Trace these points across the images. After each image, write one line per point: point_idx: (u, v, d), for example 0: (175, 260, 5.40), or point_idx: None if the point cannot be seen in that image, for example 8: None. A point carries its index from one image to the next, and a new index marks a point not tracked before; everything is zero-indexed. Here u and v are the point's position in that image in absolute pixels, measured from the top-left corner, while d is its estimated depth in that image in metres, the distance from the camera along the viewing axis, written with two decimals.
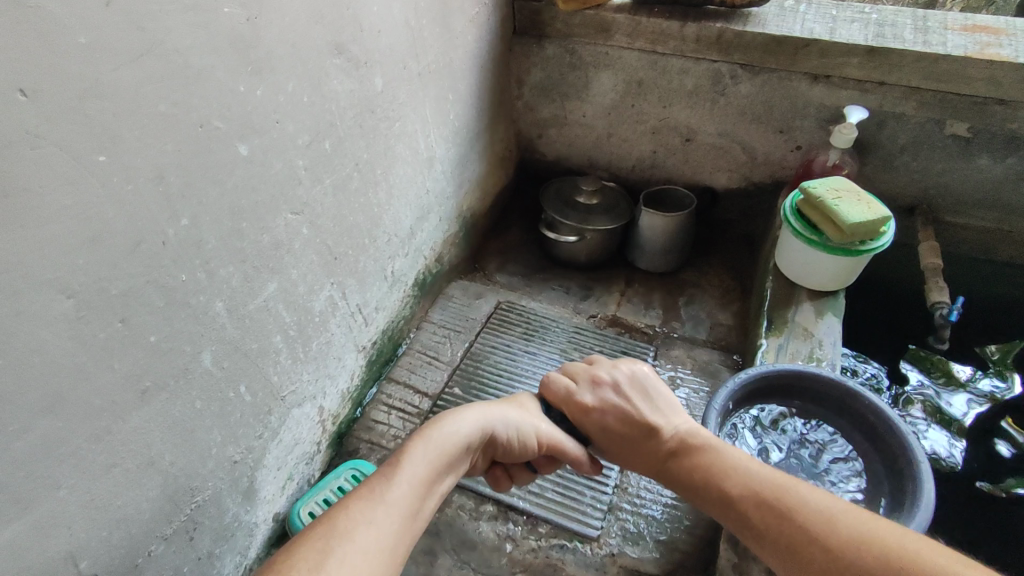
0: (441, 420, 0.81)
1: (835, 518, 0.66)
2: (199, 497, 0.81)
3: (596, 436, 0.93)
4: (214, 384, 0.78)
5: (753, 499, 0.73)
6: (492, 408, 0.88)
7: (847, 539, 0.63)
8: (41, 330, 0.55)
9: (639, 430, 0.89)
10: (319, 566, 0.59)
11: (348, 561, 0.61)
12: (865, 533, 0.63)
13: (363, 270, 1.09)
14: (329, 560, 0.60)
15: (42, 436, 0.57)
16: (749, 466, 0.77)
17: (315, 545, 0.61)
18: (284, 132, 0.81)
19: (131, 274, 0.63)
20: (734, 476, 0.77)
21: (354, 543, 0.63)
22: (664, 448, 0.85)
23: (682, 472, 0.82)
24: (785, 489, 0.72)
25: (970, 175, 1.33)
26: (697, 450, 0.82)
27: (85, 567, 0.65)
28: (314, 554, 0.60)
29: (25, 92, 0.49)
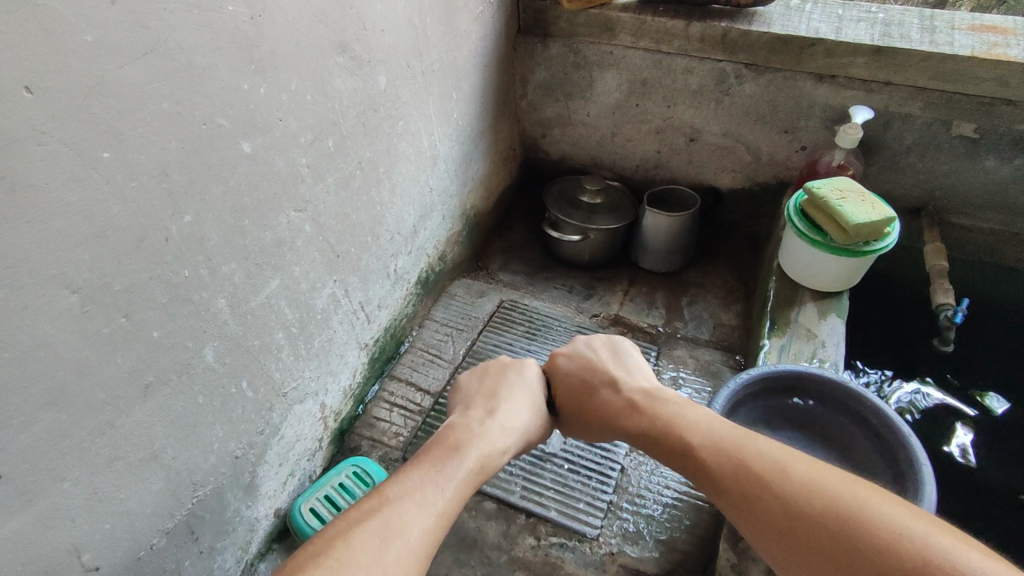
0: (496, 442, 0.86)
1: (788, 465, 0.72)
2: (202, 492, 0.82)
3: (563, 388, 1.03)
4: (216, 380, 0.79)
5: (712, 446, 0.80)
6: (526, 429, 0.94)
7: (799, 486, 0.69)
8: (45, 325, 0.56)
9: (605, 387, 0.98)
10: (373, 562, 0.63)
11: (396, 559, 0.65)
12: (814, 479, 0.69)
13: (365, 268, 1.10)
14: (389, 558, 0.64)
15: (45, 429, 0.58)
16: (711, 421, 0.84)
17: (373, 540, 0.65)
18: (288, 130, 0.81)
19: (134, 270, 0.63)
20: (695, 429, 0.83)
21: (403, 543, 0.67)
22: (626, 402, 0.93)
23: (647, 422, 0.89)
24: (745, 440, 0.78)
25: (976, 176, 1.32)
26: (660, 406, 0.90)
27: (88, 559, 0.66)
28: (372, 551, 0.64)
29: (31, 89, 0.50)
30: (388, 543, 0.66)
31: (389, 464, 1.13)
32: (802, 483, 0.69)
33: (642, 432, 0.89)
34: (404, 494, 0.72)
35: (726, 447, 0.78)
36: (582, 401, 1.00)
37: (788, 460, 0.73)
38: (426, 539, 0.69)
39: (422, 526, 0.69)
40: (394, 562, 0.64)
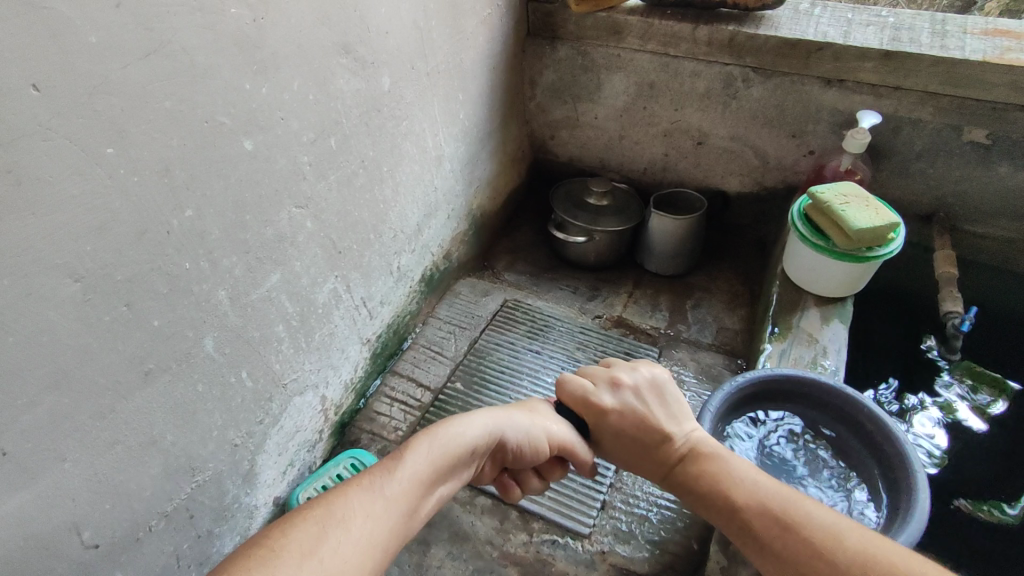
0: (451, 419, 0.75)
1: (842, 534, 0.61)
2: (200, 477, 0.84)
3: (599, 423, 0.85)
4: (216, 369, 0.82)
5: (761, 512, 0.66)
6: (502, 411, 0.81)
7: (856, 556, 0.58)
8: (49, 312, 0.59)
9: (651, 432, 0.80)
10: (312, 549, 0.54)
11: (339, 550, 0.56)
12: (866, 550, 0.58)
13: (368, 264, 1.12)
14: (323, 547, 0.55)
15: (48, 410, 0.61)
16: (762, 482, 0.70)
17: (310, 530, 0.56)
18: (289, 129, 0.84)
19: (136, 262, 0.66)
20: (740, 487, 0.70)
21: (348, 533, 0.57)
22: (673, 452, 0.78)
23: (687, 481, 0.75)
24: (795, 506, 0.65)
25: (988, 183, 1.29)
26: (702, 457, 0.76)
27: (88, 537, 0.69)
28: (308, 535, 0.55)
29: (38, 87, 0.53)
30: (326, 534, 0.56)
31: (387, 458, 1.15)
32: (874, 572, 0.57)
33: (678, 485, 0.76)
34: (349, 489, 0.62)
35: (776, 516, 0.65)
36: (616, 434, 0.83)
37: (851, 534, 0.60)
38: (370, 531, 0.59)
39: (366, 514, 0.60)
40: (331, 556, 0.54)
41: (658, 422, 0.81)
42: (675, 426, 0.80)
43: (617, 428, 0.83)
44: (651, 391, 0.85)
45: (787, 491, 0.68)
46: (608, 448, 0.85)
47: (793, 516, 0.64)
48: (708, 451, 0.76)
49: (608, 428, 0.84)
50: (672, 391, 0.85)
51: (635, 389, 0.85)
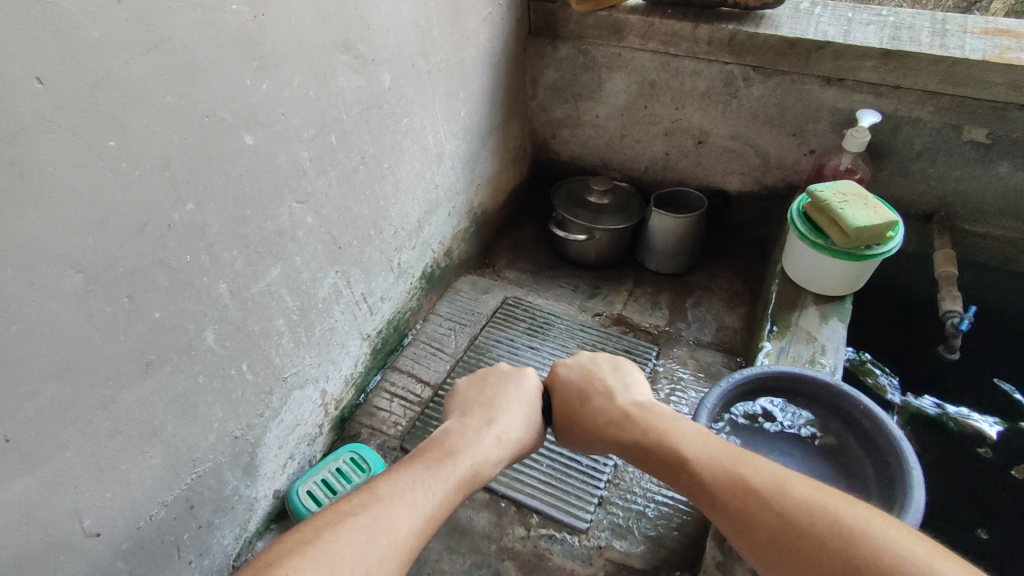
0: (477, 445, 0.87)
1: (786, 486, 0.71)
2: (200, 468, 0.85)
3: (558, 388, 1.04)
4: (216, 361, 0.83)
5: (712, 468, 0.78)
6: (514, 436, 0.93)
7: (795, 501, 0.69)
8: (52, 302, 0.60)
9: (602, 394, 0.98)
10: (363, 553, 0.65)
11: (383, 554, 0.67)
12: (808, 496, 0.69)
13: (368, 260, 1.13)
14: (372, 554, 0.66)
15: (51, 398, 0.62)
16: (711, 447, 0.81)
17: (361, 538, 0.67)
18: (289, 125, 0.85)
19: (138, 254, 0.67)
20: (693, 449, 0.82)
21: (393, 542, 0.68)
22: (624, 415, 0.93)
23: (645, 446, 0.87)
24: (743, 460, 0.77)
25: (989, 182, 1.29)
26: (655, 420, 0.90)
27: (89, 525, 0.70)
28: (361, 543, 0.66)
29: (40, 80, 0.54)
30: (373, 539, 0.67)
31: (387, 452, 1.16)
32: (804, 509, 0.68)
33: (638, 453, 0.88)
34: (394, 493, 0.73)
35: (724, 469, 0.77)
36: (569, 395, 1.01)
37: (790, 482, 0.72)
38: (411, 537, 0.70)
39: (408, 527, 0.71)
40: (377, 558, 0.66)
41: (612, 390, 0.98)
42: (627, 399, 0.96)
43: (578, 393, 1.01)
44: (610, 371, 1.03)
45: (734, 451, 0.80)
46: (564, 413, 1.01)
47: (738, 472, 0.76)
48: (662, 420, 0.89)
49: (562, 391, 1.03)
50: (626, 370, 1.03)
51: (588, 358, 1.06)
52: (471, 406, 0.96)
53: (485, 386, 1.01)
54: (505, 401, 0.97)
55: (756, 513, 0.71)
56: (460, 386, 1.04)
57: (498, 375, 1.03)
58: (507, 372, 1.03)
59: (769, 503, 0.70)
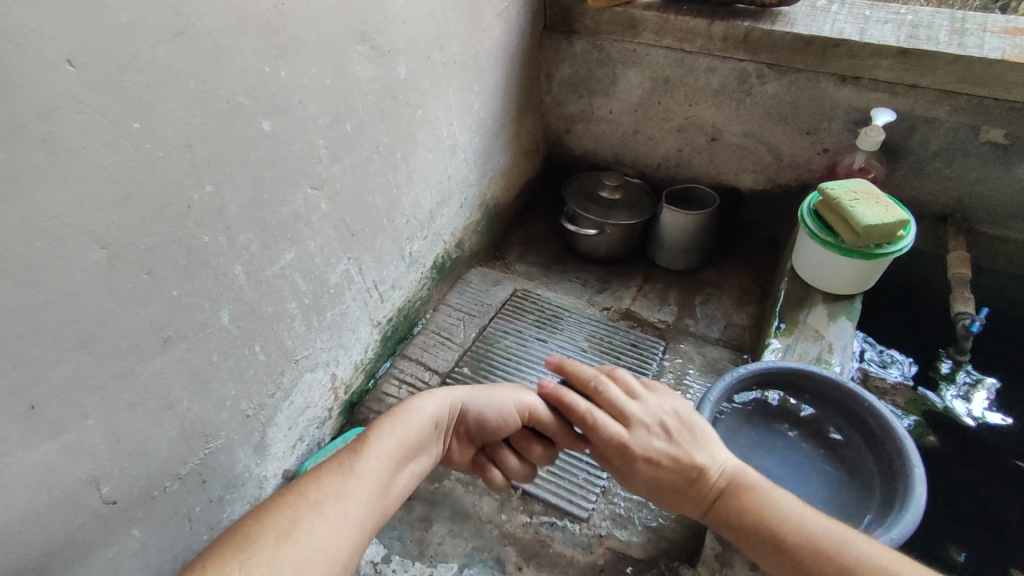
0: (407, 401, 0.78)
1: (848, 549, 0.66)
2: (213, 444, 0.88)
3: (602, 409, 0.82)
4: (231, 340, 0.86)
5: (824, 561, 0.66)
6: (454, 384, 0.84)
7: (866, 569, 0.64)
8: (77, 274, 0.62)
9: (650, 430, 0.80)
10: (288, 531, 0.60)
11: (314, 531, 0.61)
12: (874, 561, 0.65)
13: (380, 248, 1.15)
14: (298, 530, 0.61)
15: (75, 367, 0.65)
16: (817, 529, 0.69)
17: (284, 515, 0.62)
18: (306, 112, 0.87)
19: (158, 233, 0.70)
20: (798, 535, 0.69)
21: (322, 514, 0.63)
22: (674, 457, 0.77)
23: (732, 521, 0.73)
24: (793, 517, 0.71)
25: (1006, 184, 1.28)
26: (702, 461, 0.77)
27: (107, 492, 0.72)
28: (284, 521, 0.61)
29: (71, 64, 0.56)
30: (301, 513, 0.62)
31: None
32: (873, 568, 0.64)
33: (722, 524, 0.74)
34: (321, 470, 0.68)
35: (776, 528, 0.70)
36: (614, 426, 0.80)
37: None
38: (343, 508, 0.64)
39: (337, 492, 0.65)
40: (306, 537, 0.60)
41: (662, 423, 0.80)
42: (707, 458, 0.77)
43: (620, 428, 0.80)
44: (676, 423, 0.81)
45: (837, 531, 0.69)
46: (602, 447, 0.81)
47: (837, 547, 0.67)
48: (753, 485, 0.74)
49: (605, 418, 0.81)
50: (698, 421, 0.81)
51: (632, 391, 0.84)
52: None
53: None
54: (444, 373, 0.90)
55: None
56: None
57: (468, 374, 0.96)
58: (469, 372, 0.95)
59: None
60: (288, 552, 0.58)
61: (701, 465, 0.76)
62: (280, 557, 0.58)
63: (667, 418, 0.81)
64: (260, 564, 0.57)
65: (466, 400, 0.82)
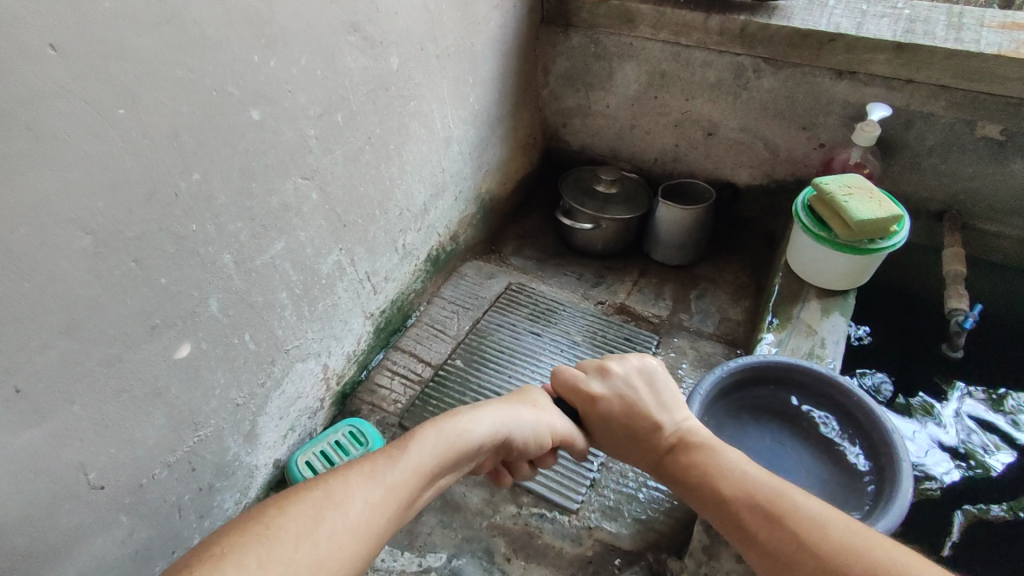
0: (457, 414, 0.75)
1: (762, 489, 0.70)
2: (202, 432, 0.89)
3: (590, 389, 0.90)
4: (220, 329, 0.86)
5: (739, 498, 0.71)
6: (508, 407, 0.82)
7: (772, 508, 0.67)
8: (62, 262, 0.63)
9: (620, 395, 0.88)
10: (309, 531, 0.55)
11: (336, 536, 0.56)
12: (784, 504, 0.67)
13: (372, 240, 1.16)
14: (320, 531, 0.55)
15: (60, 353, 0.65)
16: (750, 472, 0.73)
17: (307, 512, 0.56)
18: (296, 102, 0.87)
19: (145, 221, 0.70)
20: (729, 478, 0.73)
21: (348, 520, 0.58)
22: (634, 413, 0.85)
23: (674, 467, 0.79)
24: (721, 464, 0.76)
25: (1002, 180, 1.28)
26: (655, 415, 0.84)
27: (94, 479, 0.73)
28: (306, 517, 0.56)
29: (54, 48, 0.56)
30: (325, 515, 0.57)
31: (386, 428, 1.19)
32: (781, 507, 0.67)
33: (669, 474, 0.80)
34: (351, 468, 0.64)
35: (704, 472, 0.76)
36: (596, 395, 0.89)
37: (835, 522, 0.63)
38: (370, 519, 0.59)
39: (365, 500, 0.60)
40: (329, 539, 0.55)
41: (628, 386, 0.88)
42: (666, 414, 0.84)
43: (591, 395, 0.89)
44: (644, 383, 0.88)
45: (762, 476, 0.72)
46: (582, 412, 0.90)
47: (754, 489, 0.71)
48: (696, 441, 0.80)
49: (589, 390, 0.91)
50: (666, 383, 0.89)
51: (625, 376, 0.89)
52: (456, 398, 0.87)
53: None
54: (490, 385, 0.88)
55: (790, 554, 0.63)
56: None
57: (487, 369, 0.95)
58: None
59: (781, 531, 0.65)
60: (307, 557, 0.53)
61: (657, 417, 0.84)
62: (299, 559, 0.52)
63: (636, 379, 0.89)
64: (280, 563, 0.51)
65: (512, 430, 0.80)
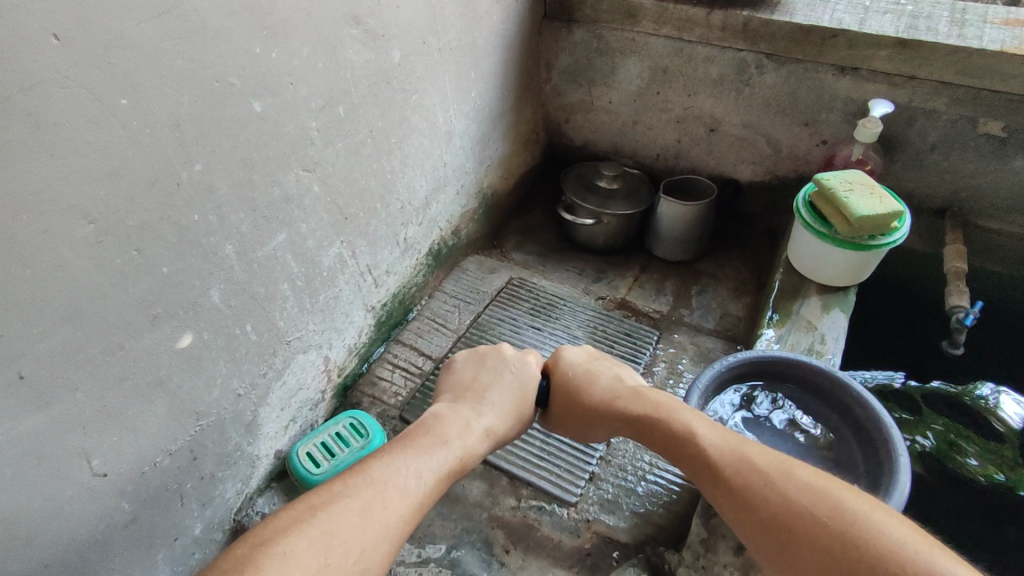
0: (471, 437, 0.87)
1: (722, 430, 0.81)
2: (204, 422, 0.89)
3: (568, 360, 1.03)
4: (221, 319, 0.87)
5: (699, 432, 0.81)
6: (505, 428, 0.94)
7: (733, 442, 0.78)
8: (64, 249, 0.63)
9: (591, 365, 1.01)
10: (357, 537, 0.66)
11: (377, 543, 0.67)
12: (745, 440, 0.78)
13: (374, 233, 1.16)
14: (365, 539, 0.66)
15: (62, 340, 0.66)
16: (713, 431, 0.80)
17: (355, 520, 0.67)
18: (298, 94, 0.88)
19: (146, 210, 0.71)
20: (689, 418, 0.84)
21: (385, 529, 0.69)
22: (603, 378, 0.98)
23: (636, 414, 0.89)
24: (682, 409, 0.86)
25: (1004, 177, 1.27)
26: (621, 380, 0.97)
27: (97, 466, 0.74)
28: (354, 526, 0.66)
29: (57, 38, 0.57)
30: (369, 526, 0.67)
31: (386, 421, 1.20)
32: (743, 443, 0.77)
33: (640, 427, 0.88)
34: (389, 476, 0.74)
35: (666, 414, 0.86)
36: (572, 362, 1.02)
37: (799, 468, 0.71)
38: (401, 529, 0.70)
39: (400, 512, 0.71)
40: (374, 545, 0.67)
41: (599, 359, 1.02)
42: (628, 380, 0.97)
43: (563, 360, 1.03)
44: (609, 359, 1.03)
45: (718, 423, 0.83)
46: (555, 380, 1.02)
47: (713, 428, 0.81)
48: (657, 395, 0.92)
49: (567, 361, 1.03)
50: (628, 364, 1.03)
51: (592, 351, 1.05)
52: (464, 393, 0.96)
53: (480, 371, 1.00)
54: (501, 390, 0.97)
55: (759, 482, 0.71)
56: (460, 359, 1.04)
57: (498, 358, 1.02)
58: (509, 357, 1.02)
59: (743, 457, 0.75)
60: (355, 559, 0.64)
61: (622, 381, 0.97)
62: (349, 559, 0.64)
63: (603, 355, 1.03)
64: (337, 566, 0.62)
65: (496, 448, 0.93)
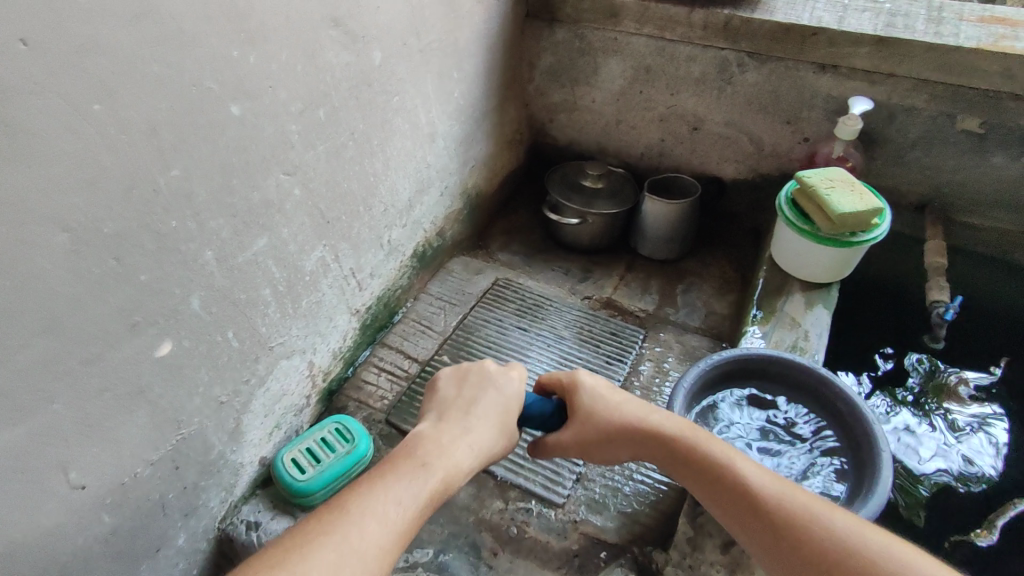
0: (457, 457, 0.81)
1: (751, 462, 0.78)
2: (186, 430, 0.88)
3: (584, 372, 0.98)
4: (203, 327, 0.86)
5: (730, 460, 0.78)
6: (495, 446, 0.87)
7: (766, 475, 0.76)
8: (39, 259, 0.62)
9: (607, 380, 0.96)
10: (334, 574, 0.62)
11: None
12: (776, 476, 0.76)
13: (357, 236, 1.15)
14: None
15: (39, 352, 0.64)
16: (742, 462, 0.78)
17: (332, 556, 0.64)
18: (277, 98, 0.87)
19: (123, 218, 0.70)
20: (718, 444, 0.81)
21: (364, 563, 0.65)
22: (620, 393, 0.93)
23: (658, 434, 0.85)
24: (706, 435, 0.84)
25: (982, 173, 1.29)
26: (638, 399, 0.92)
27: (75, 479, 0.72)
28: (331, 563, 0.63)
29: (26, 44, 0.56)
30: (346, 561, 0.64)
31: (372, 425, 1.19)
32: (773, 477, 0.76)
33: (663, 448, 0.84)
34: (366, 507, 0.70)
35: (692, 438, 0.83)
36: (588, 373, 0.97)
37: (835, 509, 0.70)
38: (382, 560, 0.67)
39: (377, 545, 0.67)
40: None
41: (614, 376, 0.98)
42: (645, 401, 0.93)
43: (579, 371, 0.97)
44: None
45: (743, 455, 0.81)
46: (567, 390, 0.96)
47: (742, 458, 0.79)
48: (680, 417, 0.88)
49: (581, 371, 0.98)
50: None
51: None
52: (448, 410, 0.88)
53: (463, 387, 0.92)
54: (484, 400, 0.90)
55: (796, 517, 0.70)
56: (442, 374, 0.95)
57: (481, 373, 0.93)
58: (492, 373, 0.93)
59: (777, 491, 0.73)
60: None
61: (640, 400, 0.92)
62: None
63: None
64: None
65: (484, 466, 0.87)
